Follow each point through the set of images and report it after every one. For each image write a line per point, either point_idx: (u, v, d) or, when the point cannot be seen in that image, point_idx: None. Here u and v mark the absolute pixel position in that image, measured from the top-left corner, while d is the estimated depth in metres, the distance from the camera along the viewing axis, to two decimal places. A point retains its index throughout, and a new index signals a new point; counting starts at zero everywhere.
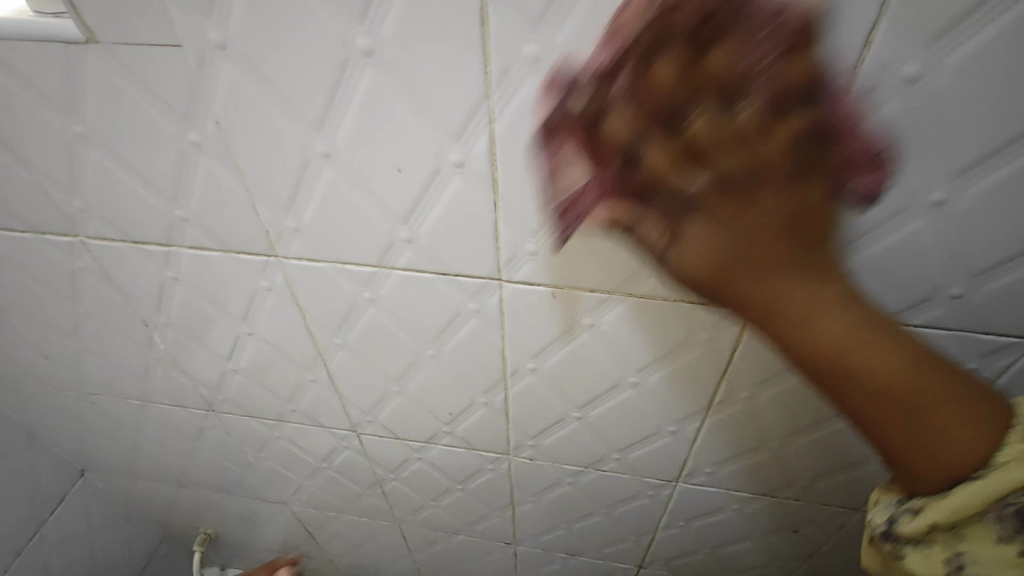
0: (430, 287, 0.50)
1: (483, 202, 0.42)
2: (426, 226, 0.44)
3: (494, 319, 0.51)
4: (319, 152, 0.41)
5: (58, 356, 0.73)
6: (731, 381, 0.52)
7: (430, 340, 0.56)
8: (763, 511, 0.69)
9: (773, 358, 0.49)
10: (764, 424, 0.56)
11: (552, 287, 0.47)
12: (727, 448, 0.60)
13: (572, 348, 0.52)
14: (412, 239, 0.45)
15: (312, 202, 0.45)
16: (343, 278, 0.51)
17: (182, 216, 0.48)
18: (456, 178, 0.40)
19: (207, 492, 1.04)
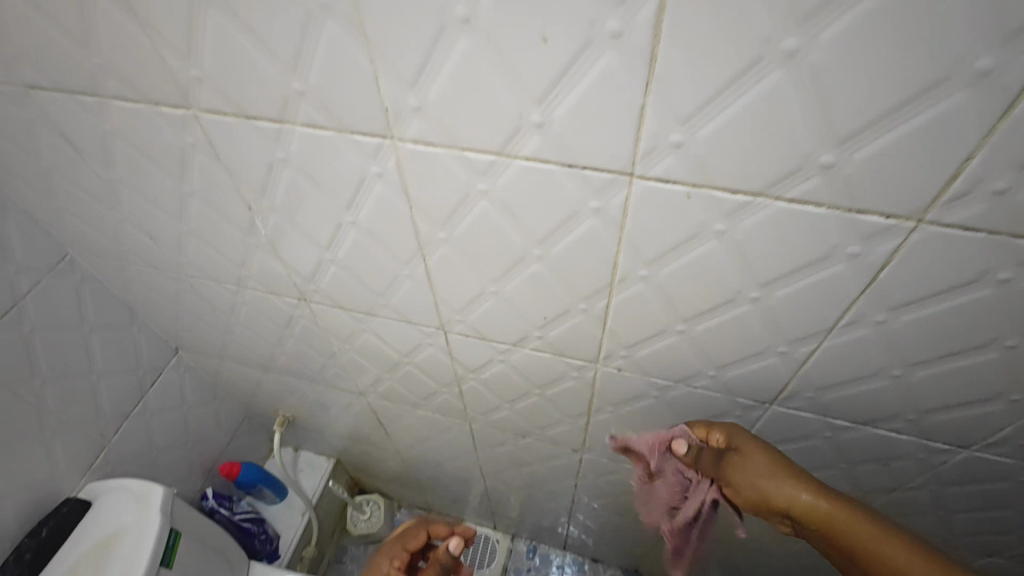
0: (552, 181, 0.46)
1: (633, 82, 0.37)
2: (562, 109, 0.41)
3: (614, 220, 0.48)
4: (457, 16, 0.37)
5: (162, 236, 0.75)
6: (866, 302, 0.48)
7: (539, 240, 0.53)
8: (856, 442, 0.67)
9: (925, 280, 0.44)
10: (888, 351, 0.52)
11: (689, 186, 0.43)
12: (838, 374, 0.57)
13: (693, 256, 0.49)
14: (543, 123, 0.42)
15: (441, 76, 0.41)
16: (460, 166, 0.48)
17: (299, 89, 0.46)
18: (608, 51, 0.36)
19: (289, 378, 1.10)
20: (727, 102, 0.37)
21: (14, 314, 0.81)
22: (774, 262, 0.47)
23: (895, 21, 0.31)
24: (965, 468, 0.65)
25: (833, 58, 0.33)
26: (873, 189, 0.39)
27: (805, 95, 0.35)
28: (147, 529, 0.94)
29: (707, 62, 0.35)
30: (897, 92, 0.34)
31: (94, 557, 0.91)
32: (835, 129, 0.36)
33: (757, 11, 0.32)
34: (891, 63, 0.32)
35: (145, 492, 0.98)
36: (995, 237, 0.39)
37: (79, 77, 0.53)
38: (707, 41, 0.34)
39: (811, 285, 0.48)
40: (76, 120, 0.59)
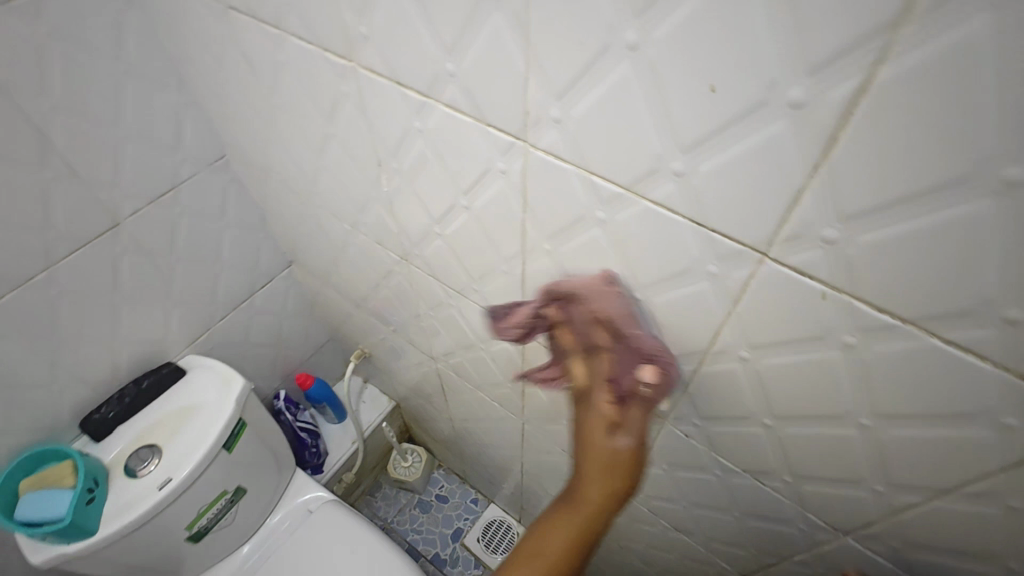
0: (674, 232, 0.43)
1: (799, 159, 0.33)
2: (708, 165, 0.37)
3: (728, 291, 0.44)
4: (626, 41, 0.35)
5: (302, 164, 0.80)
6: (1004, 481, 0.39)
7: (642, 284, 0.50)
8: None
9: None
10: (1012, 542, 0.43)
11: (826, 286, 0.37)
12: (938, 539, 0.48)
13: (807, 357, 0.43)
14: (683, 173, 0.38)
15: (590, 96, 0.39)
16: (584, 189, 0.46)
17: (451, 72, 0.46)
18: (780, 119, 0.32)
19: (375, 320, 1.15)
20: (905, 212, 0.32)
21: (170, 195, 0.93)
22: (901, 394, 0.40)
23: None
24: None
25: None
26: None
27: (1011, 232, 0.29)
28: (221, 413, 1.03)
29: (897, 163, 0.30)
30: None
31: (175, 419, 1.03)
32: None
33: (980, 126, 0.27)
34: None
35: (229, 377, 1.07)
36: None
37: (268, 10, 0.57)
38: (902, 140, 0.29)
39: (940, 437, 0.41)
40: (258, 45, 0.64)
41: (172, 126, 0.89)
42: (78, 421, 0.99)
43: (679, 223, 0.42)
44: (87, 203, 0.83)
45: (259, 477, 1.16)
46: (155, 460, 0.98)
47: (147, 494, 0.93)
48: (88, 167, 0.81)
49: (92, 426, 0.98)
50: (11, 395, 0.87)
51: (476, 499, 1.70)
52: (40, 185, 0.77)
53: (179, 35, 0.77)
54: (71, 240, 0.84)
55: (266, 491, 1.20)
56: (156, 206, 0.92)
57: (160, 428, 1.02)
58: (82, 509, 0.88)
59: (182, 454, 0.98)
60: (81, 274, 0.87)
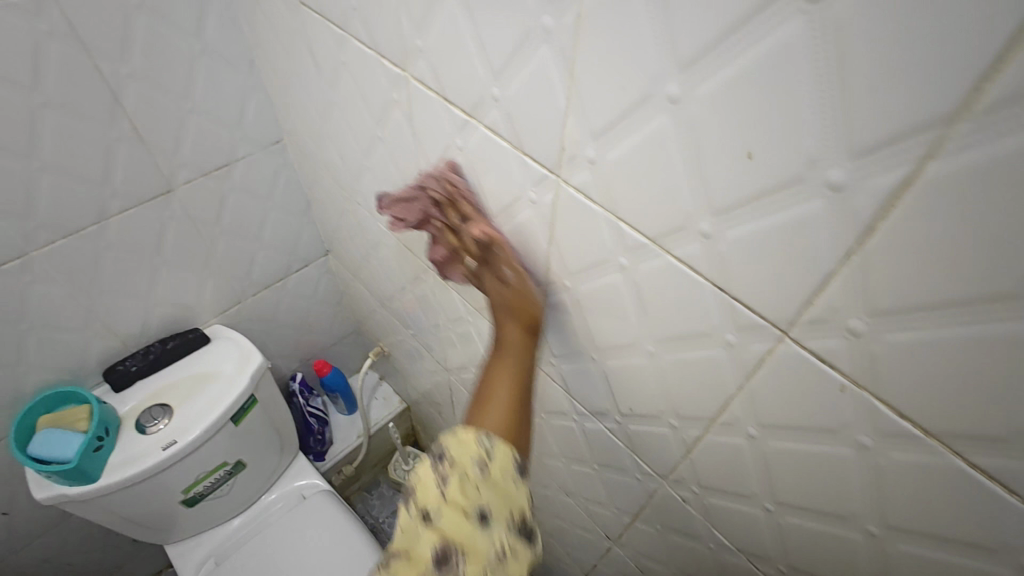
0: (829, 395, 0.40)
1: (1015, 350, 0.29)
2: (896, 337, 0.34)
3: (876, 469, 0.41)
4: (827, 180, 0.32)
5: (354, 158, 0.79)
6: None
7: (767, 424, 0.47)
8: None
9: None
10: None
11: (1011, 502, 0.34)
12: None
13: (956, 559, 0.40)
14: (862, 331, 0.35)
15: (760, 224, 0.36)
16: (722, 313, 0.43)
17: (591, 157, 0.45)
18: (1017, 320, 0.29)
19: (394, 318, 1.12)
20: None
21: (224, 171, 0.95)
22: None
23: None
24: None
25: None
26: None
27: None
28: (236, 384, 1.00)
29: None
30: None
31: (189, 383, 1.01)
32: None
33: None
34: None
35: (249, 351, 1.04)
36: None
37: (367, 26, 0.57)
38: None
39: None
40: (324, 35, 0.66)
41: (237, 104, 0.91)
42: (100, 369, 0.99)
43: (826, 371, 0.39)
44: (148, 166, 0.86)
45: (261, 457, 1.13)
46: (166, 419, 0.96)
47: (149, 453, 0.92)
48: (152, 130, 0.84)
49: (113, 376, 0.98)
50: (45, 335, 0.89)
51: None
52: (106, 143, 0.80)
53: (265, 28, 0.79)
54: (126, 198, 0.86)
55: (266, 472, 1.17)
56: (207, 178, 0.94)
57: (172, 389, 1.01)
58: (89, 456, 0.87)
59: (189, 417, 0.97)
60: (132, 228, 0.89)
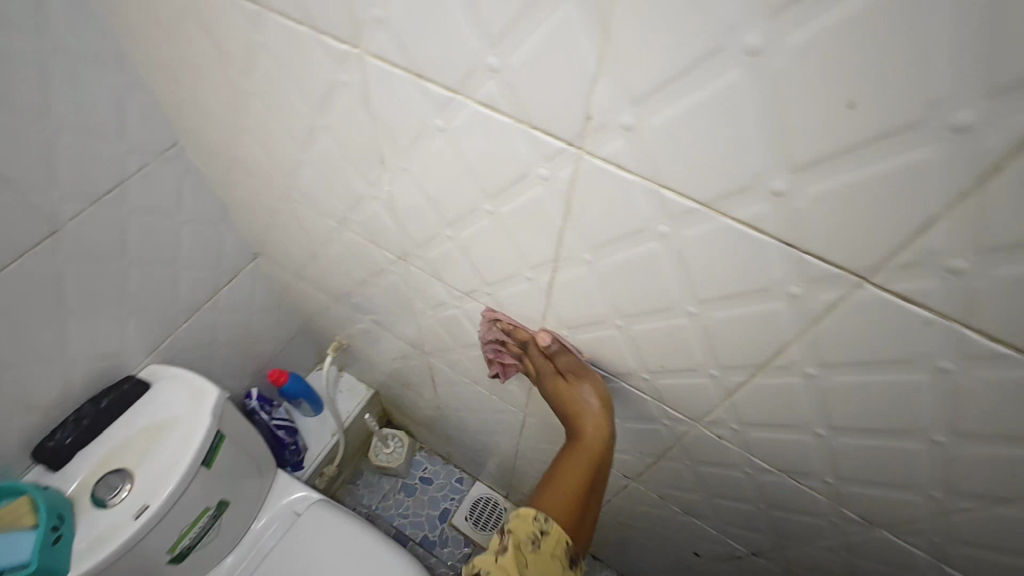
0: (448, 185, 0.54)
1: (904, 209, 0.32)
2: (459, 121, 0.46)
3: (502, 226, 0.54)
4: (373, 14, 0.42)
5: (313, 180, 0.70)
6: (821, 413, 0.49)
7: (452, 224, 0.59)
8: (865, 543, 0.63)
9: (872, 413, 0.45)
10: (830, 461, 0.54)
11: (505, 193, 0.49)
12: (799, 465, 0.58)
13: (564, 276, 0.54)
14: (785, 193, 0.34)
15: (339, 44, 0.47)
16: (379, 138, 0.54)
17: (494, 66, 0.39)
18: (491, 81, 0.41)
19: (373, 326, 1.09)
20: (605, 133, 0.38)
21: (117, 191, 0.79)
22: (859, 338, 0.40)
23: (880, 188, 0.31)
24: None
25: (821, 205, 0.34)
26: (834, 348, 0.42)
27: (780, 216, 0.36)
28: (197, 428, 0.93)
29: (750, 164, 0.34)
30: (881, 245, 0.34)
31: (142, 441, 0.92)
32: (797, 260, 0.38)
33: (696, 21, 0.30)
34: (861, 228, 0.34)
35: (201, 388, 0.96)
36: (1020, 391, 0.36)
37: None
38: (557, 71, 0.37)
39: (783, 349, 0.45)
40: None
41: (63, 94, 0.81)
42: (30, 451, 0.87)
43: (711, 223, 0.39)
44: (26, 213, 0.70)
45: (240, 489, 1.09)
46: (128, 484, 0.87)
47: (121, 525, 0.84)
48: None
49: (47, 454, 0.86)
50: None
51: (461, 478, 1.73)
52: None
53: None
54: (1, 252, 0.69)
55: (252, 505, 1.16)
56: (100, 204, 0.78)
57: (125, 453, 0.90)
58: (51, 549, 0.79)
59: (151, 479, 0.88)
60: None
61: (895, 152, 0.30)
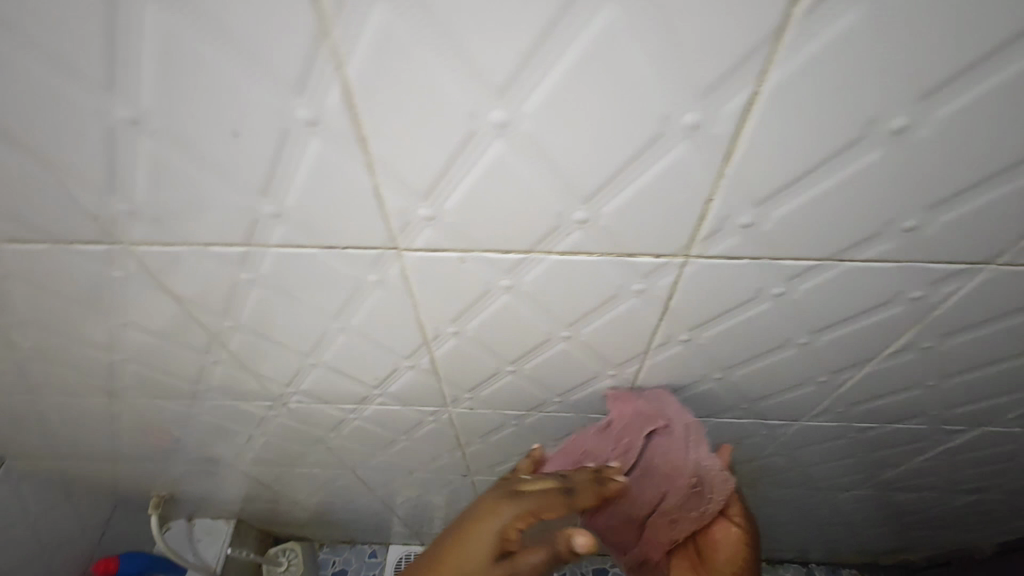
0: (514, 328, 0.50)
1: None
2: (533, 274, 0.42)
3: (583, 341, 0.51)
4: (420, 215, 0.37)
5: (319, 376, 0.61)
6: (931, 372, 0.52)
7: (515, 357, 0.55)
8: (962, 446, 0.69)
9: (982, 355, 0.49)
10: (936, 401, 0.58)
11: (589, 313, 0.47)
12: (903, 414, 0.62)
13: (657, 357, 0.53)
14: (915, 228, 0.36)
15: (364, 253, 0.41)
16: (421, 316, 0.49)
17: (585, 218, 0.36)
18: (578, 232, 0.38)
19: (393, 474, 0.98)
20: (719, 236, 0.37)
21: None
22: (977, 309, 0.43)
23: (1011, 203, 0.34)
24: None
25: (951, 229, 0.35)
26: (951, 322, 0.45)
27: (909, 248, 0.37)
28: None
29: (880, 218, 0.35)
30: (1007, 242, 0.36)
31: None
32: (922, 273, 0.40)
33: (838, 126, 0.29)
34: (989, 235, 0.36)
35: None
36: None
37: (200, 226, 0.39)
38: (665, 202, 0.35)
39: (899, 340, 0.48)
40: None
41: None
42: None
43: (833, 271, 0.40)
44: None
45: None
46: None
47: None
48: None
49: None
50: None
51: (374, 552, 1.47)
52: None
53: None
54: None
55: None
56: None
57: None
58: None
59: None
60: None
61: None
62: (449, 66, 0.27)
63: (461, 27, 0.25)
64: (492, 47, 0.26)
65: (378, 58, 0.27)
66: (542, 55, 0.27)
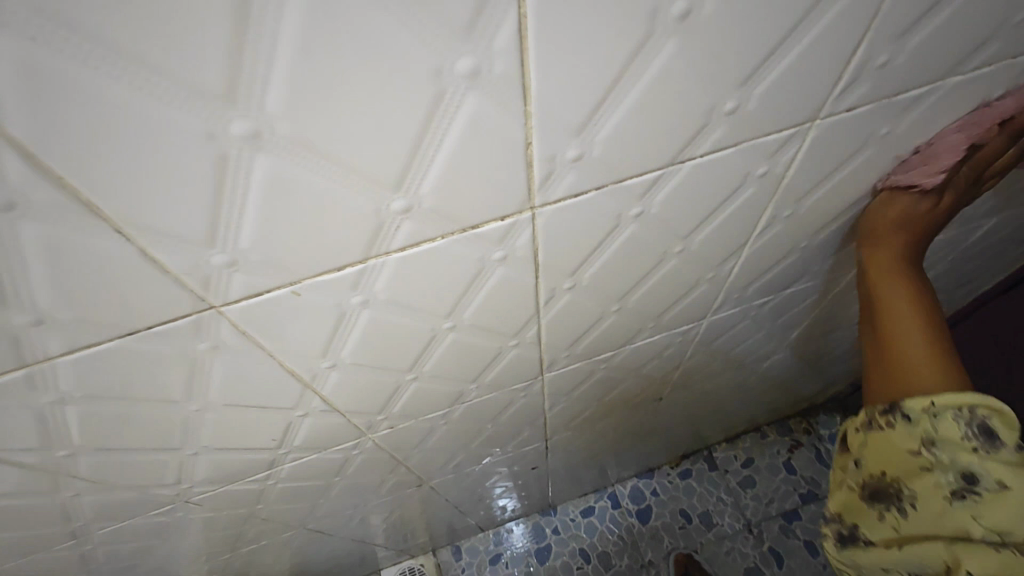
0: (392, 338, 0.45)
1: (840, 52, 0.33)
2: (381, 281, 0.37)
3: (470, 325, 0.47)
4: (218, 264, 0.31)
5: (209, 462, 0.54)
6: (798, 234, 0.54)
7: (410, 365, 0.50)
8: (847, 282, 0.74)
9: (834, 203, 0.51)
10: (812, 256, 0.60)
11: (462, 297, 0.43)
12: (790, 276, 0.64)
13: (552, 312, 0.50)
14: (736, 108, 0.34)
15: (178, 325, 0.34)
16: (285, 364, 0.43)
17: (405, 207, 0.32)
18: (405, 223, 0.33)
19: (348, 513, 0.92)
20: (555, 178, 0.34)
21: None
22: (818, 164, 0.44)
23: (812, 58, 0.33)
24: (926, 253, 0.75)
25: (768, 99, 0.35)
26: (798, 184, 0.45)
27: (737, 128, 0.36)
28: None
29: (701, 108, 0.33)
30: (821, 96, 0.36)
31: None
32: (758, 148, 0.39)
33: (620, 29, 0.27)
34: (804, 94, 0.35)
35: None
36: (934, 113, 0.43)
37: None
38: (480, 164, 0.31)
39: (761, 216, 0.48)
40: None
41: None
42: None
43: (678, 173, 0.38)
44: None
45: None
46: None
47: None
48: None
49: None
50: None
51: None
52: None
53: None
54: None
55: None
56: None
57: None
58: None
59: None
60: None
61: (819, 26, 0.31)
62: (141, 80, 0.21)
63: (126, 29, 0.20)
64: (182, 44, 0.21)
65: (43, 100, 0.21)
66: (252, 37, 0.22)
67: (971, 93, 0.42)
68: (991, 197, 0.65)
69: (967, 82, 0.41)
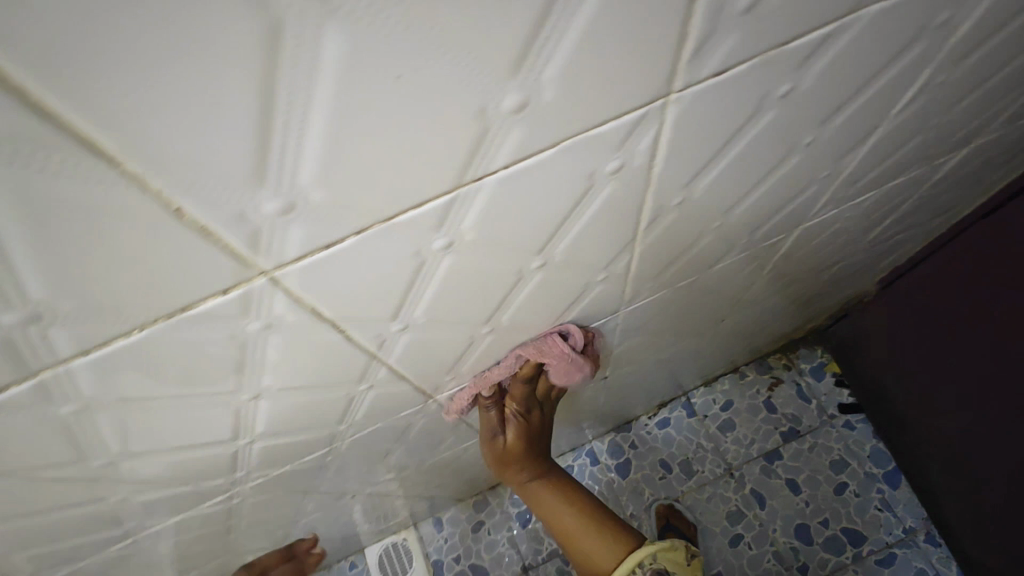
0: (175, 423, 0.35)
1: (667, 1, 0.21)
2: (89, 384, 0.28)
3: (284, 389, 0.37)
4: None
5: (34, 553, 0.46)
6: (705, 215, 0.43)
7: (233, 434, 0.41)
8: (794, 242, 0.63)
9: (743, 177, 0.40)
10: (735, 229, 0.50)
11: (242, 369, 0.33)
12: (716, 252, 0.54)
13: (397, 353, 0.40)
14: (525, 103, 0.23)
15: None
16: (35, 474, 0.34)
17: (28, 317, 0.22)
18: (52, 330, 0.23)
19: (287, 532, 0.86)
20: (270, 239, 0.23)
21: None
22: (698, 144, 0.32)
23: (621, 15, 0.21)
24: (887, 198, 0.63)
25: (574, 83, 0.23)
26: (680, 171, 0.34)
27: (544, 126, 0.24)
28: None
29: (462, 113, 0.22)
30: (663, 65, 0.24)
31: None
32: (594, 143, 0.28)
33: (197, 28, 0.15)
34: (632, 67, 0.24)
35: None
36: (852, 54, 0.31)
37: None
38: (111, 250, 0.20)
39: (643, 211, 0.37)
40: None
41: None
42: None
43: (481, 192, 0.27)
44: None
45: None
46: None
47: None
48: None
49: None
50: None
51: None
52: None
53: None
54: None
55: None
56: None
57: None
58: None
59: None
60: None
61: None
62: None
63: None
64: None
65: None
66: None
67: (902, 19, 0.30)
68: (958, 128, 0.53)
69: (890, 6, 0.29)
